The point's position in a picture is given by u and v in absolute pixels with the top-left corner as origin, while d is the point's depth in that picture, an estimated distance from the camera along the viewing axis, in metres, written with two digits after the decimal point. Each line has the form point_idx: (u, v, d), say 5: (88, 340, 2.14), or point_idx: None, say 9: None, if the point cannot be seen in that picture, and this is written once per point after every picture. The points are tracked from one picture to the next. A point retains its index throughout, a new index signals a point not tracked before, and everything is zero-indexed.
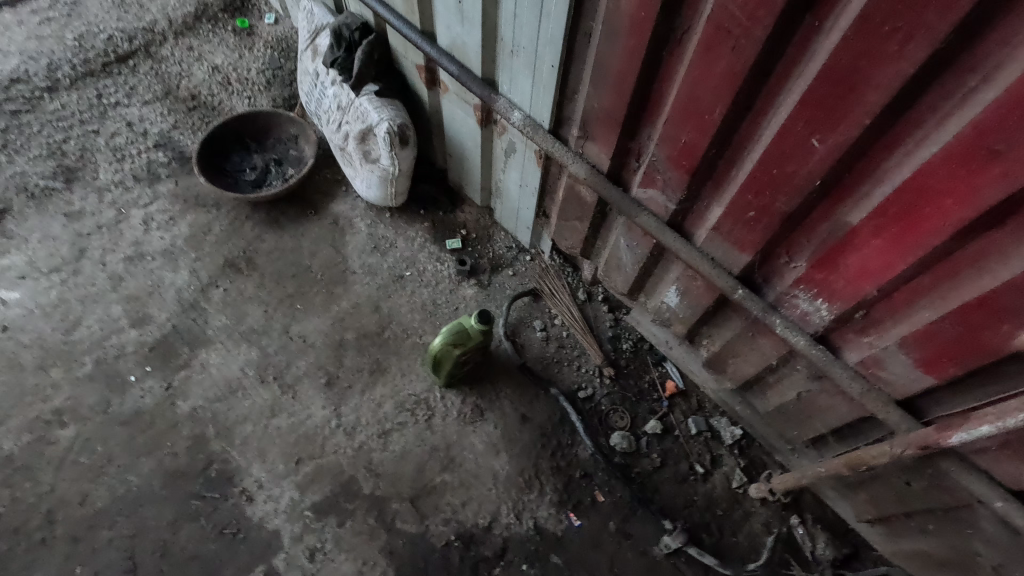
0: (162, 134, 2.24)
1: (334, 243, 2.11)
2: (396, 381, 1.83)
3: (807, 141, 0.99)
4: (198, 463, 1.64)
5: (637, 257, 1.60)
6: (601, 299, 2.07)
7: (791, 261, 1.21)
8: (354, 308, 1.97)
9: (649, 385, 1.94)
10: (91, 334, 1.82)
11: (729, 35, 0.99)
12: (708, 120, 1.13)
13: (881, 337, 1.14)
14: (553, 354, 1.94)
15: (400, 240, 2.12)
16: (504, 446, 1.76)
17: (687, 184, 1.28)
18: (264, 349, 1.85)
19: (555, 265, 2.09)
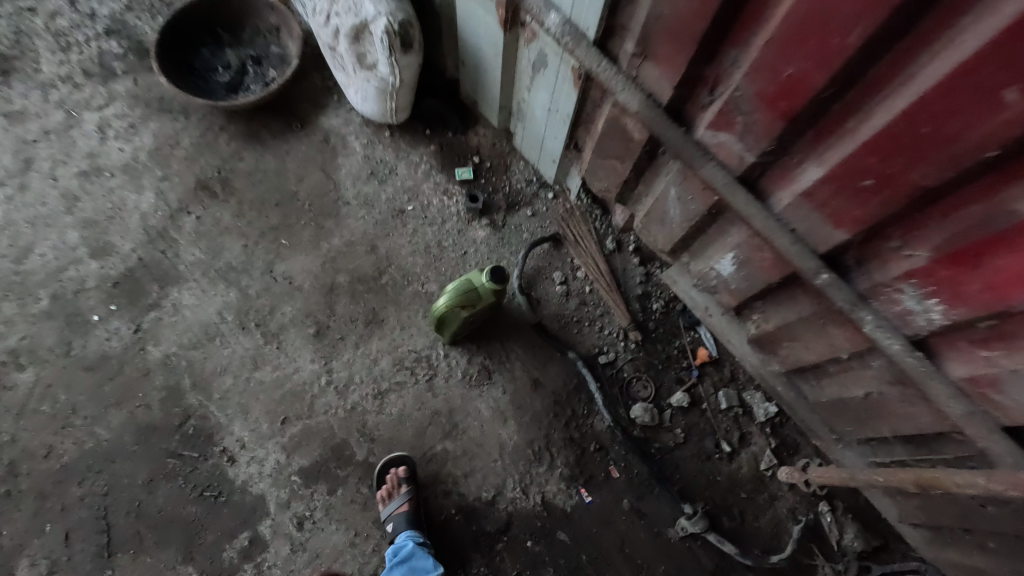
0: (115, 18, 1.84)
1: (324, 166, 1.79)
2: (395, 336, 1.61)
3: (994, 92, 0.67)
4: (173, 418, 1.48)
5: (688, 213, 1.30)
6: (632, 250, 1.79)
7: (905, 247, 0.92)
8: (347, 247, 1.70)
9: (678, 352, 1.72)
10: (45, 264, 1.59)
11: None
12: (834, 47, 0.78)
13: (1010, 358, 0.88)
14: (573, 312, 1.70)
15: (402, 166, 1.80)
16: (513, 413, 1.58)
17: (780, 132, 0.96)
18: (244, 291, 1.62)
19: (582, 207, 1.79)
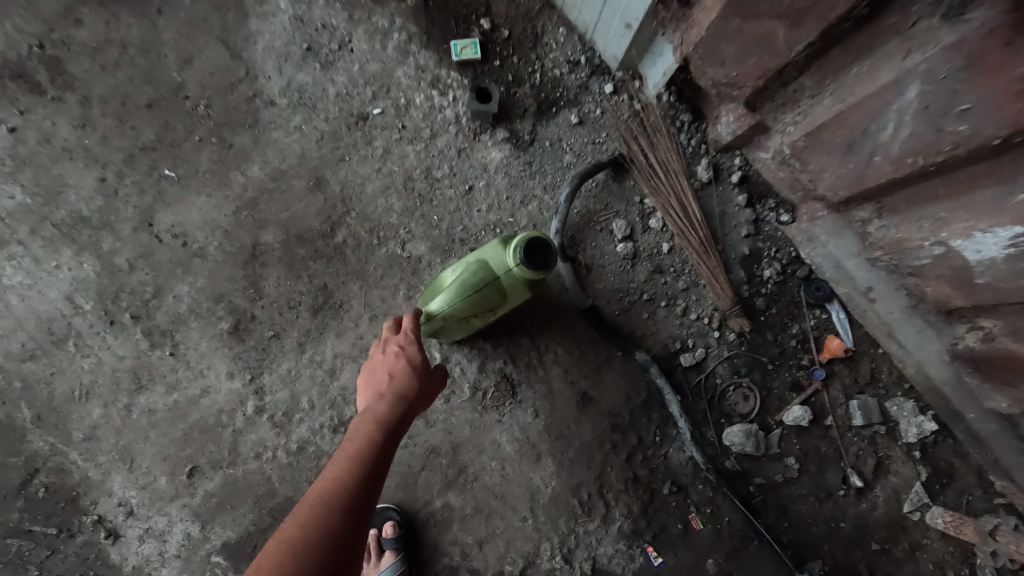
0: None
1: (226, 35, 1.05)
2: (361, 331, 1.00)
3: None
4: (12, 474, 0.93)
5: (933, 144, 0.66)
6: (736, 180, 1.10)
7: None
8: (274, 182, 1.03)
9: (796, 343, 1.12)
10: None
11: None
12: None
13: None
14: (641, 287, 1.08)
15: (359, 37, 1.07)
16: (549, 447, 1.03)
17: None
18: (108, 261, 0.98)
19: (659, 109, 1.08)
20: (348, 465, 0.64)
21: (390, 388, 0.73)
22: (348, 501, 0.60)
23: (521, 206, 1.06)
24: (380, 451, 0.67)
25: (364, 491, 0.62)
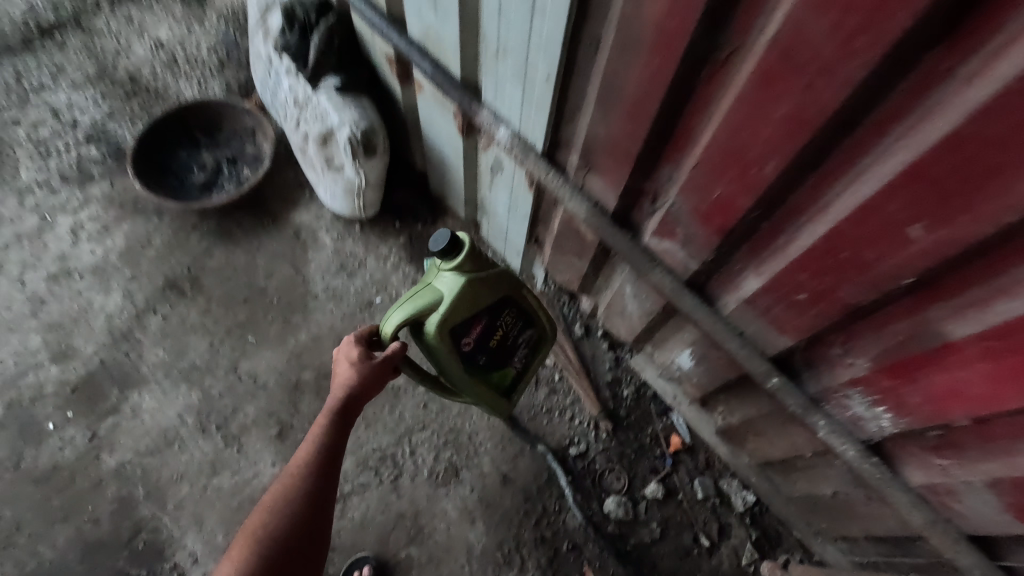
0: (95, 124, 1.89)
1: (294, 260, 1.82)
2: (359, 434, 1.58)
3: (902, 228, 0.68)
4: (123, 533, 1.41)
5: (646, 310, 1.31)
6: (601, 335, 1.77)
7: (847, 356, 0.92)
8: (313, 342, 1.70)
9: (651, 440, 1.68)
10: (4, 371, 1.57)
11: (801, 70, 0.66)
12: (754, 176, 0.81)
13: (962, 468, 0.87)
14: (542, 402, 1.68)
15: (371, 258, 1.83)
16: (481, 513, 1.53)
17: (718, 244, 0.97)
18: (206, 392, 1.60)
19: (548, 294, 1.80)
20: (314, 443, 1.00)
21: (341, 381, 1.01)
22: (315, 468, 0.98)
23: None
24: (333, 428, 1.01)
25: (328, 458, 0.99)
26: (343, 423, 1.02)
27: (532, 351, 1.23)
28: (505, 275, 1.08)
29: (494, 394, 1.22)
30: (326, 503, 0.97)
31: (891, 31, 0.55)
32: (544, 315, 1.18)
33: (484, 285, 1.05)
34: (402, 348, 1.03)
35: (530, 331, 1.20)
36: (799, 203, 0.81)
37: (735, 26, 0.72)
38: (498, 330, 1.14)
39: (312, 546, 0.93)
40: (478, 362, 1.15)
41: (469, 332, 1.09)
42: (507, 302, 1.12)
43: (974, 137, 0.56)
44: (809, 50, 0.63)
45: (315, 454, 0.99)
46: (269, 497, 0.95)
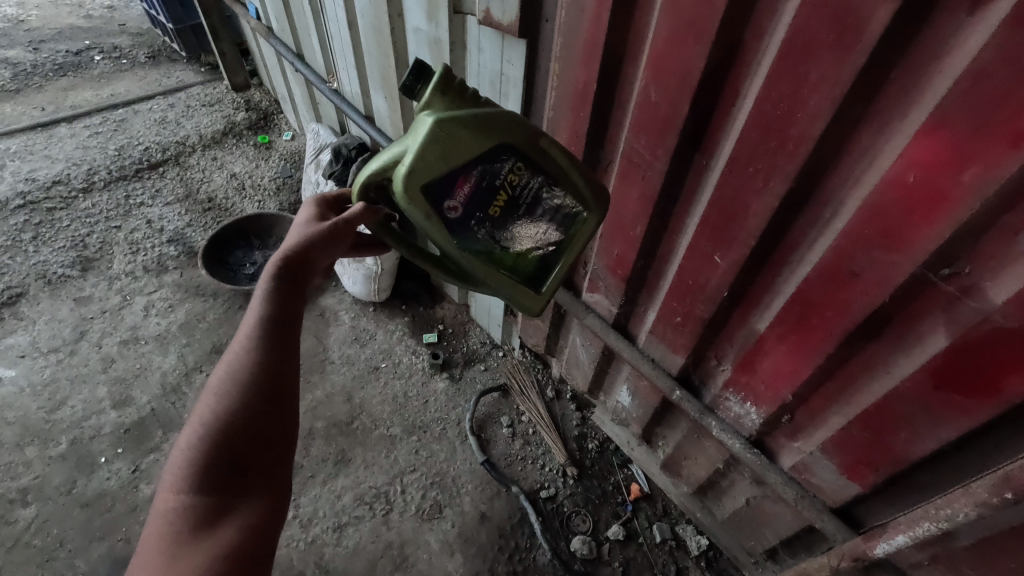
0: (177, 230, 2.46)
1: (317, 333, 2.25)
2: (359, 473, 1.86)
3: (711, 256, 1.10)
4: None
5: (592, 356, 1.68)
6: (569, 397, 2.10)
7: (720, 364, 1.29)
8: (327, 397, 2.05)
9: (613, 487, 1.90)
10: (72, 414, 1.90)
11: (639, 168, 1.14)
12: (633, 236, 1.25)
13: (807, 442, 1.18)
14: (518, 451, 1.95)
15: (380, 332, 2.25)
16: (460, 546, 1.72)
17: (624, 290, 1.39)
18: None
19: (525, 362, 2.16)
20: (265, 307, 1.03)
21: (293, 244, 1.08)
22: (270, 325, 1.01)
23: (453, 409, 2.03)
24: (283, 293, 1.05)
25: (280, 317, 1.03)
26: (288, 287, 1.05)
27: (570, 229, 1.07)
28: (495, 117, 0.93)
29: (513, 282, 1.09)
30: (281, 368, 0.99)
31: (670, 144, 1.04)
32: (577, 174, 1.02)
33: (464, 129, 0.91)
34: (367, 213, 1.09)
35: (550, 195, 1.02)
36: (665, 252, 1.25)
37: (607, 147, 1.22)
38: (503, 190, 0.99)
39: (276, 404, 0.96)
40: (479, 237, 1.02)
41: (454, 193, 0.96)
42: (506, 151, 0.96)
43: (721, 197, 1.01)
44: (640, 157, 1.12)
45: (267, 316, 1.02)
46: (215, 380, 0.95)
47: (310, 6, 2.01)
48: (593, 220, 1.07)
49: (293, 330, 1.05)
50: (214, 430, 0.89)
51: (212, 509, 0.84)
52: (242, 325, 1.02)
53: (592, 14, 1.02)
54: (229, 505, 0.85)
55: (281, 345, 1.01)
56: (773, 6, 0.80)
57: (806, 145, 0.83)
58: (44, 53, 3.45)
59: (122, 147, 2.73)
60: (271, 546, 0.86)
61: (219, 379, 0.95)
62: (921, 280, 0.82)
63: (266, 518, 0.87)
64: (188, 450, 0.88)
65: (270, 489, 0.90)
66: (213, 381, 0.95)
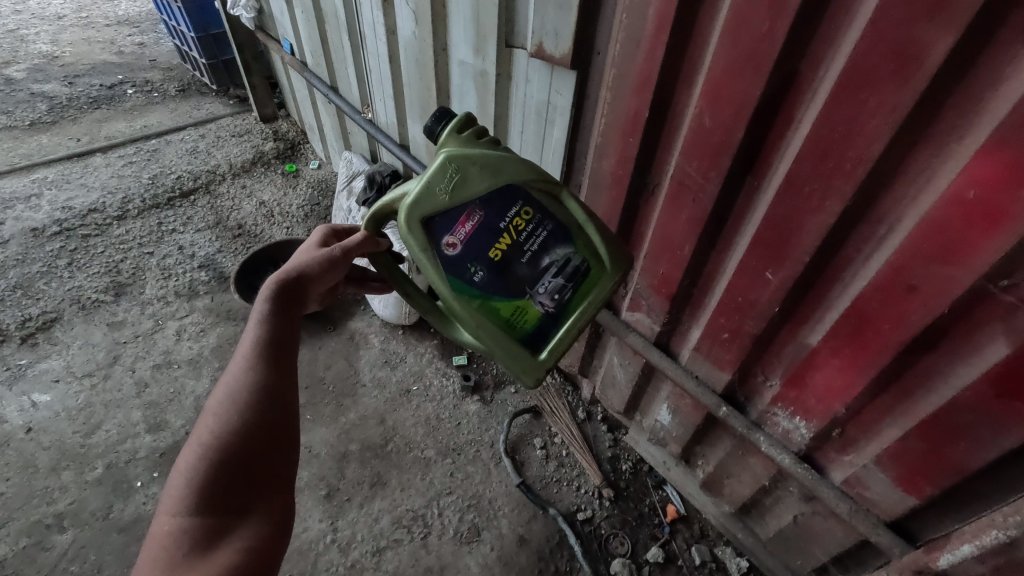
0: (208, 256, 2.50)
1: (348, 356, 2.28)
2: (395, 496, 1.87)
3: (762, 273, 1.15)
4: None
5: (630, 375, 1.70)
6: (600, 418, 2.09)
7: (767, 379, 1.32)
8: (360, 420, 2.07)
9: (649, 509, 1.87)
10: (107, 438, 1.90)
11: (689, 190, 1.19)
12: (680, 255, 1.30)
13: (859, 455, 1.20)
14: (552, 473, 1.94)
15: (410, 354, 2.27)
16: (499, 570, 1.72)
17: (668, 308, 1.43)
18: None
19: (556, 384, 2.17)
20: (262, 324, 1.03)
21: (292, 267, 1.09)
22: (267, 342, 1.01)
23: (486, 431, 2.04)
24: (281, 311, 1.04)
25: (278, 335, 1.03)
26: (286, 307, 1.05)
27: (574, 281, 1.14)
28: (503, 164, 1.06)
29: (499, 331, 1.12)
30: (280, 386, 0.99)
31: (723, 167, 1.09)
32: (593, 229, 1.13)
33: (475, 169, 1.05)
34: (368, 241, 1.15)
35: (552, 245, 1.13)
36: (712, 270, 1.30)
37: (655, 171, 1.28)
38: (503, 233, 1.10)
39: (277, 421, 0.95)
40: (473, 278, 1.10)
41: (454, 230, 1.07)
42: (509, 195, 1.08)
43: (774, 216, 1.06)
44: (691, 180, 1.17)
45: (264, 333, 1.02)
46: (213, 400, 0.94)
47: (348, 41, 2.12)
48: (600, 272, 1.16)
49: (291, 349, 1.05)
50: (213, 450, 0.88)
51: (213, 531, 0.83)
52: (240, 344, 1.02)
53: (647, 48, 1.10)
54: (231, 524, 0.84)
55: (279, 362, 1.01)
56: (829, 40, 0.87)
57: (863, 166, 0.89)
58: (79, 87, 3.60)
59: (156, 177, 2.85)
60: (274, 563, 0.86)
61: (217, 398, 0.94)
62: (980, 292, 0.86)
63: (270, 536, 0.87)
64: (187, 470, 0.87)
65: (273, 506, 0.90)
66: (211, 401, 0.94)
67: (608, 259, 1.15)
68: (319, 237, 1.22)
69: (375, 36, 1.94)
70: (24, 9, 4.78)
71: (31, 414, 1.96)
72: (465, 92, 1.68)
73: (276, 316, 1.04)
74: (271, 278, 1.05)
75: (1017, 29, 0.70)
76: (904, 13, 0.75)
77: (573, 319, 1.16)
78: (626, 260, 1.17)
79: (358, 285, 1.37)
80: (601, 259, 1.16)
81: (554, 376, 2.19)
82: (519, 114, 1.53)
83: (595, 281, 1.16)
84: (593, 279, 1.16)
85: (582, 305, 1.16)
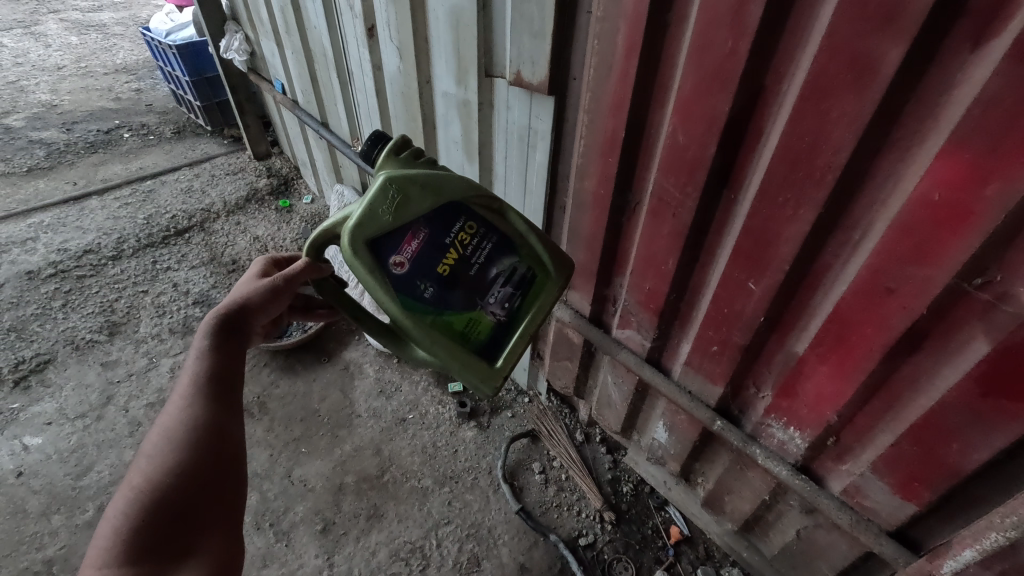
0: (202, 292, 2.51)
1: (343, 387, 2.27)
2: (392, 528, 1.83)
3: (745, 284, 1.16)
4: None
5: (624, 394, 1.70)
6: (599, 440, 2.07)
7: (759, 391, 1.32)
8: (356, 451, 2.05)
9: (652, 532, 1.83)
10: (99, 479, 1.87)
11: (669, 206, 1.21)
12: (665, 270, 1.31)
13: (856, 463, 1.18)
14: (552, 498, 1.90)
15: (405, 383, 2.26)
16: None
17: (657, 324, 1.43)
18: (264, 494, 1.94)
19: (552, 406, 2.16)
20: (203, 363, 1.04)
21: (234, 299, 1.10)
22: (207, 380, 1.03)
23: (484, 457, 2.01)
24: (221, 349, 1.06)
25: (218, 373, 1.04)
26: (229, 341, 1.07)
27: (521, 289, 1.22)
28: (443, 182, 1.10)
29: (454, 344, 1.16)
30: (222, 422, 1.00)
31: (700, 181, 1.12)
32: (535, 238, 1.21)
33: (416, 188, 1.08)
34: (310, 268, 1.15)
35: (497, 255, 1.20)
36: (698, 283, 1.31)
37: (635, 189, 1.31)
38: (449, 249, 1.14)
39: (219, 457, 0.96)
40: (423, 295, 1.13)
41: (400, 249, 1.10)
42: (452, 211, 1.13)
43: (752, 227, 1.08)
44: (670, 196, 1.20)
45: (204, 371, 1.03)
46: (150, 443, 0.95)
47: (337, 78, 2.18)
48: (545, 281, 1.24)
49: (234, 386, 1.07)
50: (148, 491, 0.87)
51: None
52: (177, 385, 1.03)
53: (619, 70, 1.14)
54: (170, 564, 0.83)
55: (219, 401, 1.02)
56: (790, 55, 0.91)
57: (832, 173, 0.91)
58: (77, 133, 3.69)
59: (151, 216, 2.89)
60: None
61: (154, 442, 0.95)
62: (957, 291, 0.87)
63: None
64: (118, 516, 0.85)
65: (214, 549, 0.88)
66: (148, 444, 0.95)
67: (553, 266, 1.23)
68: (260, 268, 1.24)
69: (362, 71, 2.00)
70: (24, 62, 4.92)
71: (22, 458, 1.94)
72: (450, 122, 1.73)
73: (216, 354, 1.05)
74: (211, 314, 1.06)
75: (964, 37, 0.73)
76: (857, 26, 0.79)
77: (524, 325, 1.23)
78: (568, 264, 1.25)
79: (303, 314, 1.39)
80: (546, 267, 1.24)
81: (551, 398, 2.18)
82: (503, 140, 1.57)
83: (542, 287, 1.24)
84: (539, 286, 1.24)
85: (531, 311, 1.24)
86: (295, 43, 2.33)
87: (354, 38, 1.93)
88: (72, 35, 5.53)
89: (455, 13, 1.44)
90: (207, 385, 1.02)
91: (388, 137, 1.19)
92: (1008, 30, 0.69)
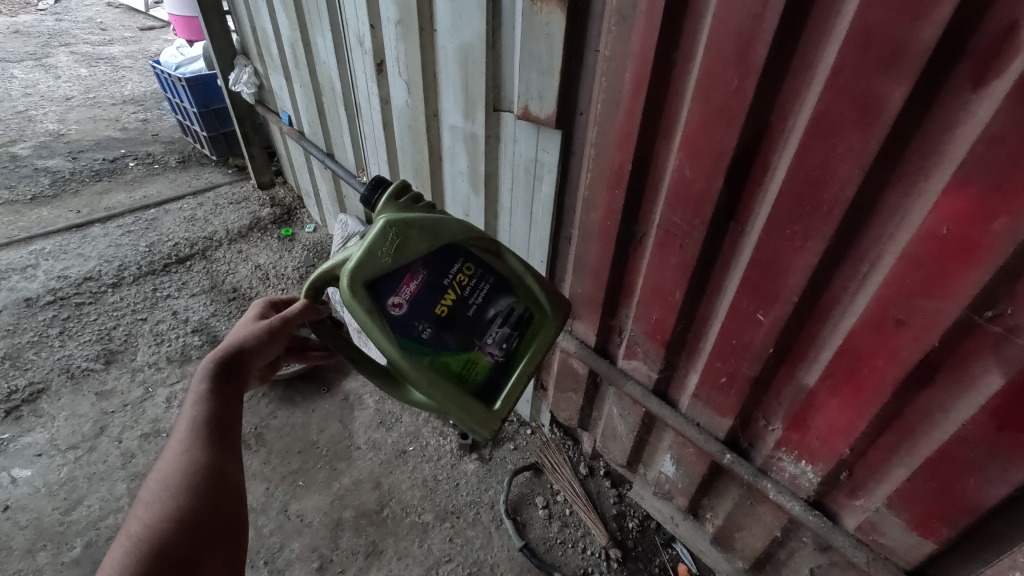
0: (202, 321, 2.49)
1: (342, 418, 2.23)
2: (392, 566, 1.77)
3: (754, 315, 1.16)
4: None
5: (630, 426, 1.68)
6: (603, 473, 2.03)
7: (769, 424, 1.31)
8: (354, 485, 2.00)
9: (660, 570, 1.77)
10: (88, 514, 1.81)
11: (676, 238, 1.22)
12: (672, 300, 1.32)
13: (870, 499, 1.16)
14: (556, 534, 1.85)
15: (406, 414, 2.23)
16: None
17: (664, 355, 1.43)
18: (259, 530, 1.87)
19: (555, 439, 2.13)
20: (202, 405, 1.03)
21: (231, 342, 1.12)
22: (206, 423, 1.01)
23: (486, 491, 1.97)
24: (220, 391, 1.05)
25: (218, 415, 1.03)
26: (226, 385, 1.07)
27: (518, 328, 1.22)
28: (441, 225, 1.11)
29: (451, 385, 1.15)
30: (223, 464, 0.98)
31: (706, 214, 1.13)
32: (531, 279, 1.22)
33: (415, 231, 1.08)
34: (309, 308, 1.17)
35: (493, 296, 1.20)
36: (705, 314, 1.31)
37: (641, 221, 1.33)
38: (447, 290, 1.15)
39: (221, 502, 0.93)
40: (420, 336, 1.12)
41: (399, 290, 1.10)
42: (449, 253, 1.14)
43: (759, 259, 1.09)
44: (677, 228, 1.21)
45: (204, 413, 1.02)
46: (149, 489, 0.91)
47: (345, 112, 2.23)
48: (541, 322, 1.25)
49: (233, 428, 1.05)
50: (149, 540, 0.84)
51: None
52: (175, 430, 1.00)
53: (626, 106, 1.17)
54: None
55: (219, 443, 1.00)
56: (794, 94, 0.93)
57: (840, 207, 0.92)
58: (82, 162, 3.73)
59: (153, 244, 2.90)
60: None
61: (153, 490, 0.91)
62: (968, 324, 0.87)
63: None
64: (114, 566, 0.79)
65: None
66: (147, 490, 0.91)
67: (549, 306, 1.24)
68: (257, 310, 1.23)
69: (370, 105, 2.04)
70: (35, 93, 5.01)
71: (10, 491, 1.88)
72: (456, 154, 1.76)
73: (216, 396, 1.04)
74: (208, 356, 1.07)
75: (964, 79, 0.76)
76: (861, 67, 0.81)
77: (523, 364, 1.23)
78: (565, 302, 1.26)
79: (298, 355, 1.38)
80: (543, 306, 1.25)
81: (553, 430, 2.15)
82: (508, 172, 1.59)
83: (539, 325, 1.25)
84: (536, 325, 1.25)
85: (527, 351, 1.23)
86: (304, 77, 2.38)
87: (363, 73, 1.98)
88: (82, 68, 5.65)
89: (464, 50, 1.48)
90: (207, 427, 1.01)
91: (387, 181, 1.21)
92: (1008, 72, 0.71)
